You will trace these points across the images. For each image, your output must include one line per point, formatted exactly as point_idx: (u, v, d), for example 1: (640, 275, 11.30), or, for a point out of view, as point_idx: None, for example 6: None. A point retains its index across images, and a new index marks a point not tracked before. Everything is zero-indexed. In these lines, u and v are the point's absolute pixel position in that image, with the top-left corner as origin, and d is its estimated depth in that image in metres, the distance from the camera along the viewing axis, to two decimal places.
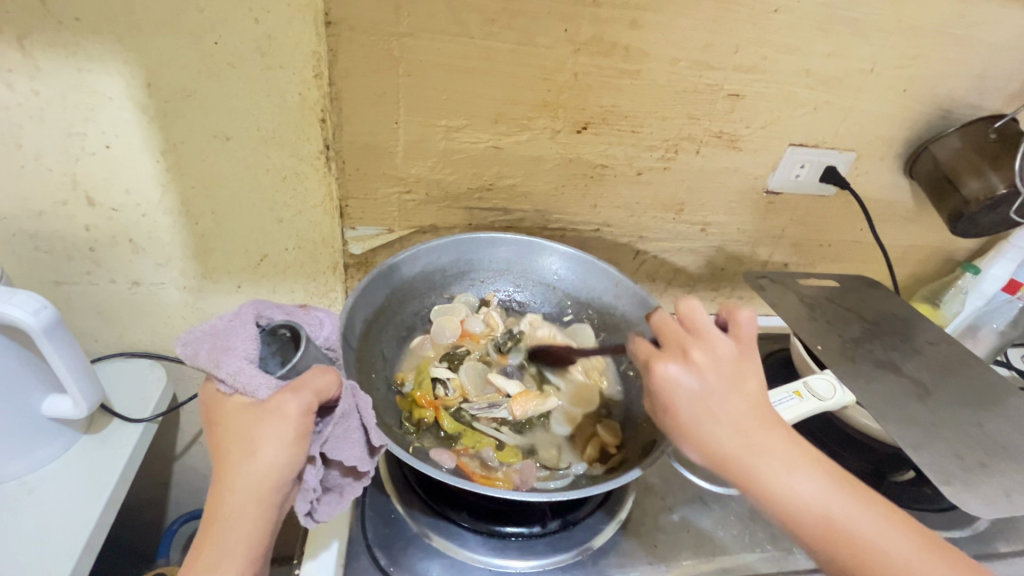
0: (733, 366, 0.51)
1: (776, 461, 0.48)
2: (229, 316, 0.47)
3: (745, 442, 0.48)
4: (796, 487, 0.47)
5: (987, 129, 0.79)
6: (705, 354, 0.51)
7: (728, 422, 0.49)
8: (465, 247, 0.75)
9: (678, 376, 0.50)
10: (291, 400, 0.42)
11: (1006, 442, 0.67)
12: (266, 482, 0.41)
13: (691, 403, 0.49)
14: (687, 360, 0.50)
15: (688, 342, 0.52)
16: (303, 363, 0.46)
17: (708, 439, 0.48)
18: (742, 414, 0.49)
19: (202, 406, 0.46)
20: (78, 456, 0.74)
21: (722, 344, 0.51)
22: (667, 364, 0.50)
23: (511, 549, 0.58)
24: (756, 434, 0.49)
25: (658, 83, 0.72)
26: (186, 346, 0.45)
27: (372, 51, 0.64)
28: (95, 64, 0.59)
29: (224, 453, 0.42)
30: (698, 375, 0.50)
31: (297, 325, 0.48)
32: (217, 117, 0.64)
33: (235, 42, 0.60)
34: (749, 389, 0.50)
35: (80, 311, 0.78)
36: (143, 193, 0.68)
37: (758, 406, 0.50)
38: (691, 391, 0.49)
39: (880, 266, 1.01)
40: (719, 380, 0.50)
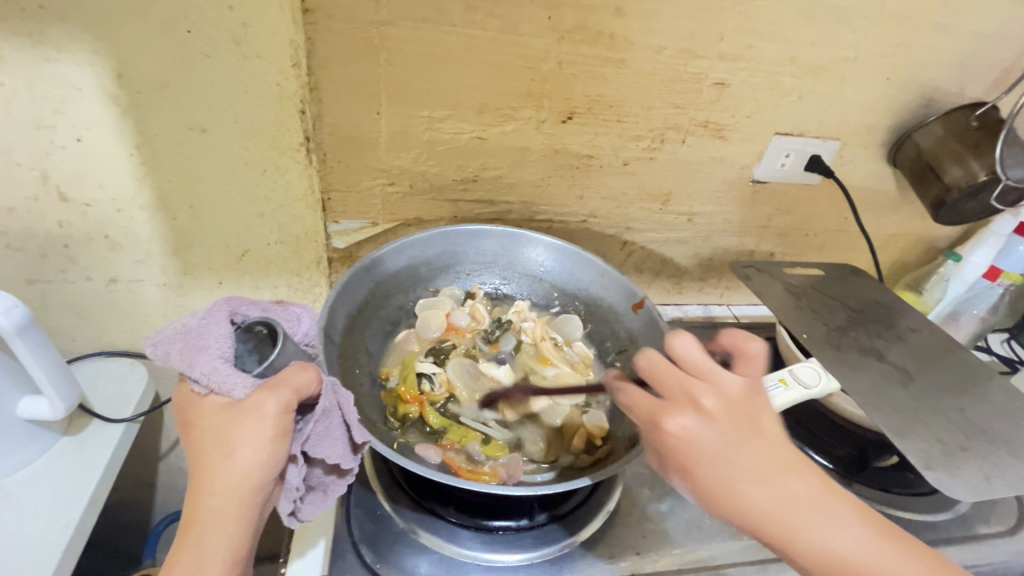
0: (749, 407, 0.48)
1: (816, 517, 0.44)
2: (201, 313, 0.46)
3: (779, 497, 0.45)
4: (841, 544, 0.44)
5: (969, 117, 0.80)
6: (715, 398, 0.48)
7: (755, 476, 0.45)
8: (450, 240, 0.74)
9: (692, 428, 0.47)
10: (269, 398, 0.41)
11: (986, 426, 0.68)
12: (245, 483, 0.41)
13: (716, 458, 0.46)
14: (698, 408, 0.48)
15: (694, 387, 0.49)
16: (280, 361, 0.46)
17: (739, 498, 0.45)
18: (769, 461, 0.46)
19: (179, 407, 0.45)
20: (56, 458, 0.72)
21: (729, 383, 0.49)
22: (679, 417, 0.48)
23: (499, 543, 0.58)
24: (784, 483, 0.45)
25: (643, 72, 0.71)
26: (157, 346, 0.44)
27: (351, 40, 0.63)
28: (62, 54, 0.57)
29: (201, 455, 0.41)
30: (716, 424, 0.47)
31: (274, 321, 0.48)
32: (192, 109, 0.62)
33: (208, 30, 0.58)
34: (771, 431, 0.47)
35: (56, 310, 0.76)
36: (118, 188, 0.67)
37: (784, 451, 0.47)
38: (712, 444, 0.46)
39: (863, 255, 1.02)
40: (735, 426, 0.47)
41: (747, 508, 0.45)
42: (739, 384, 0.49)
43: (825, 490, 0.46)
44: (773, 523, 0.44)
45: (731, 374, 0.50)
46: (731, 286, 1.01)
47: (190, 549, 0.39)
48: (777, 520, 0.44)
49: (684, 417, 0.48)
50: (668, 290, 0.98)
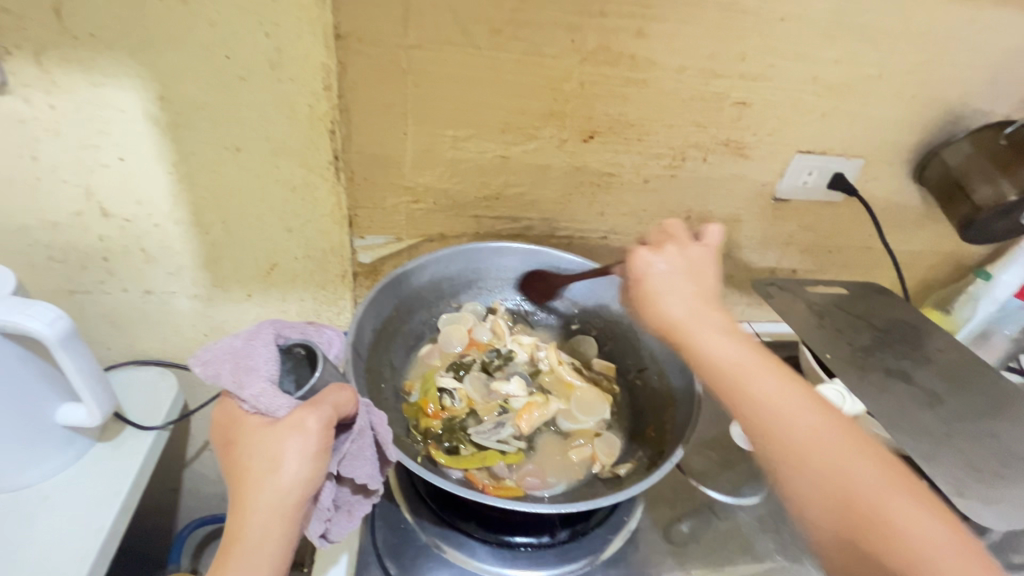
0: (695, 265, 0.60)
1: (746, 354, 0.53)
2: (246, 334, 0.48)
3: (694, 316, 0.56)
4: (742, 364, 0.52)
5: (997, 136, 0.79)
6: (686, 256, 0.60)
7: (682, 297, 0.57)
8: (473, 256, 0.75)
9: (656, 264, 0.60)
10: (311, 415, 0.42)
11: (1020, 452, 0.66)
12: (288, 499, 0.41)
13: (665, 285, 0.58)
14: (665, 253, 0.60)
15: (676, 244, 0.61)
16: (321, 383, 0.47)
17: (665, 309, 0.57)
18: (706, 310, 0.56)
19: (220, 425, 0.46)
20: (91, 464, 0.75)
21: (695, 249, 0.61)
22: (652, 254, 0.60)
23: (520, 560, 0.58)
24: (706, 316, 0.56)
25: (665, 92, 0.72)
26: (205, 366, 0.46)
27: (381, 63, 0.65)
28: (109, 79, 0.60)
29: (244, 472, 0.42)
30: (668, 260, 0.60)
31: (313, 345, 0.49)
32: (228, 130, 0.65)
33: (246, 56, 0.61)
34: (707, 284, 0.59)
35: (93, 320, 0.80)
36: (155, 204, 0.69)
37: (713, 298, 0.58)
38: (656, 270, 0.59)
39: (889, 272, 1.00)
40: (683, 271, 0.59)
41: (657, 310, 0.57)
42: (704, 255, 0.61)
43: (755, 347, 0.54)
44: (681, 329, 0.55)
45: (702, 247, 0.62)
46: (752, 303, 1.00)
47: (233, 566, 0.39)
48: (686, 328, 0.55)
49: (660, 260, 0.60)
50: None
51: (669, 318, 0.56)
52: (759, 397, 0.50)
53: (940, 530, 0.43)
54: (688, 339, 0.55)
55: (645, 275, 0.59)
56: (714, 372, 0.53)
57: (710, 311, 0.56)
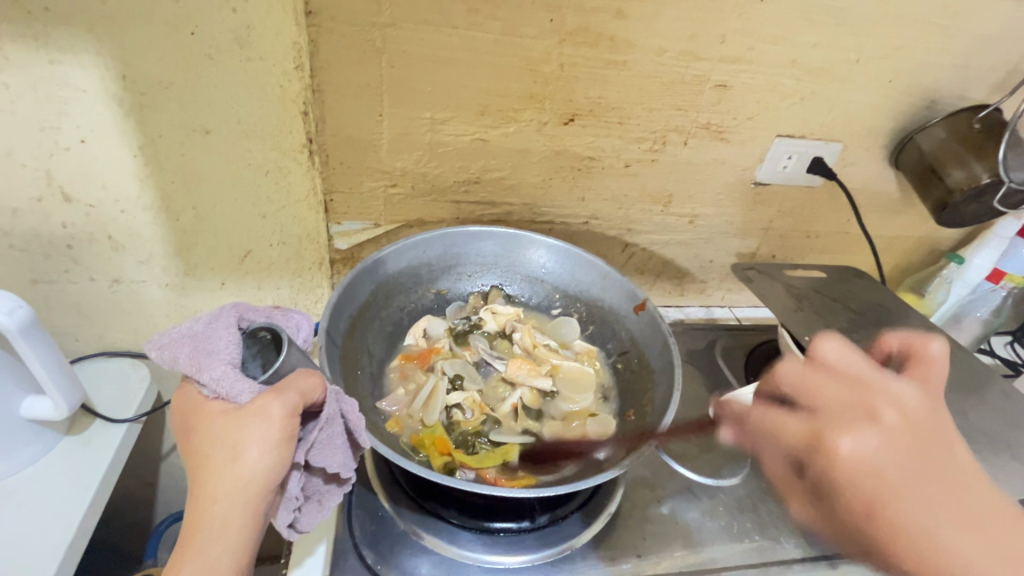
0: (923, 424, 0.45)
1: (993, 546, 0.41)
2: (206, 318, 0.46)
3: (957, 524, 0.42)
4: None
5: (970, 120, 0.80)
6: (899, 416, 0.44)
7: (929, 500, 0.42)
8: (452, 241, 0.74)
9: (859, 447, 0.43)
10: (275, 402, 0.41)
11: (989, 429, 0.67)
12: (251, 488, 0.40)
13: (900, 481, 0.42)
14: (873, 425, 0.44)
15: (875, 401, 0.45)
16: (285, 367, 0.46)
17: (908, 524, 0.42)
18: (947, 505, 0.42)
19: (182, 411, 0.44)
20: (58, 458, 0.72)
21: (904, 392, 0.46)
22: (849, 434, 0.44)
23: (499, 545, 0.58)
24: (965, 523, 0.42)
25: (645, 74, 0.71)
26: (161, 351, 0.44)
27: (354, 42, 0.63)
28: (66, 56, 0.57)
29: (205, 459, 0.41)
30: (885, 443, 0.43)
31: (277, 327, 0.48)
32: (195, 111, 0.63)
33: (212, 33, 0.58)
34: (950, 451, 0.44)
35: (59, 310, 0.77)
36: (121, 188, 0.67)
37: (950, 475, 0.44)
38: (882, 465, 0.43)
39: (866, 257, 1.02)
40: (912, 445, 0.43)
41: (914, 527, 0.42)
42: (920, 398, 0.46)
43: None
44: (932, 551, 0.41)
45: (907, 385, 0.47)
46: (733, 288, 1.00)
47: (191, 558, 0.38)
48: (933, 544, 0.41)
49: (853, 437, 0.44)
50: (669, 292, 0.98)
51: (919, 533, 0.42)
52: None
53: None
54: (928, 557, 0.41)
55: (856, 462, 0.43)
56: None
57: (938, 499, 0.42)
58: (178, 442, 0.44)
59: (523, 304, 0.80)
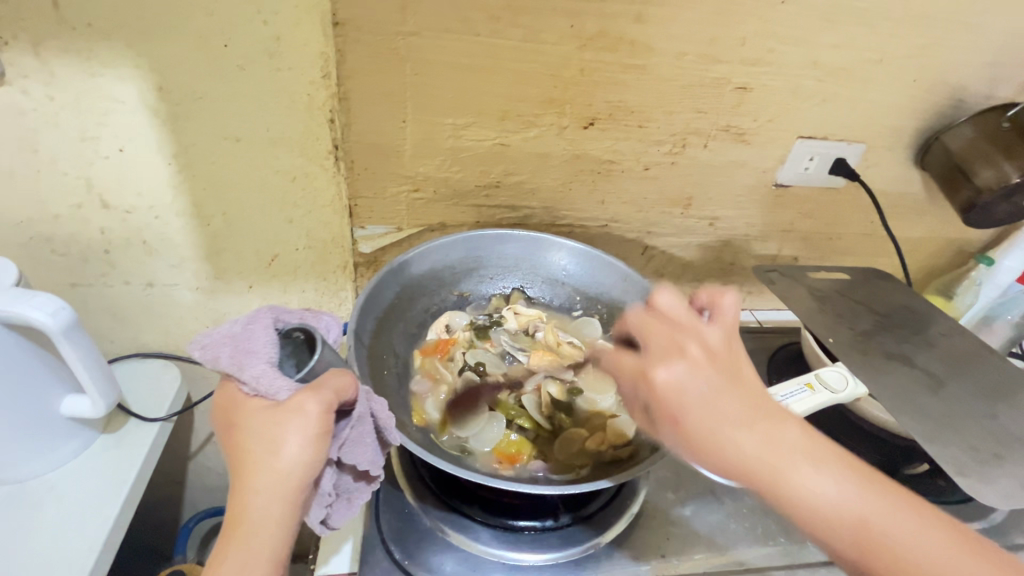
0: (726, 359, 0.47)
1: (800, 457, 0.43)
2: (244, 319, 0.47)
3: (765, 443, 0.43)
4: (832, 495, 0.42)
5: (999, 119, 0.79)
6: (702, 351, 0.47)
7: (742, 423, 0.44)
8: (475, 243, 0.75)
9: (678, 376, 0.45)
10: (311, 399, 0.42)
11: (1021, 433, 0.66)
12: (289, 483, 0.41)
13: (711, 407, 0.44)
14: (684, 359, 0.46)
15: (681, 338, 0.48)
16: (320, 367, 0.48)
17: (727, 444, 0.43)
18: (764, 421, 0.44)
19: (221, 408, 0.46)
20: (95, 456, 0.75)
21: (711, 334, 0.49)
22: (666, 366, 0.46)
23: (524, 543, 0.58)
24: (777, 438, 0.44)
25: (664, 78, 0.72)
26: (204, 350, 0.46)
27: (379, 50, 0.65)
28: (107, 69, 0.60)
29: (244, 455, 0.42)
30: (698, 374, 0.45)
31: (311, 328, 0.50)
32: (227, 119, 0.65)
33: (245, 45, 0.60)
34: (750, 380, 0.47)
35: (96, 312, 0.80)
36: (155, 195, 0.69)
37: (763, 400, 0.46)
38: (696, 393, 0.45)
39: (890, 259, 1.00)
40: (717, 376, 0.46)
41: (734, 449, 0.43)
42: (724, 337, 0.49)
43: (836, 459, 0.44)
44: (759, 467, 0.43)
45: (715, 329, 0.50)
46: (754, 290, 1.00)
47: (231, 551, 0.39)
48: (769, 462, 0.43)
49: (672, 367, 0.46)
50: (689, 295, 0.98)
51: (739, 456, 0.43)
52: (865, 527, 0.41)
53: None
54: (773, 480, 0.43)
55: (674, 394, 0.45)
56: (821, 521, 0.42)
57: (748, 414, 0.44)
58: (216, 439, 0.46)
59: (545, 306, 0.80)
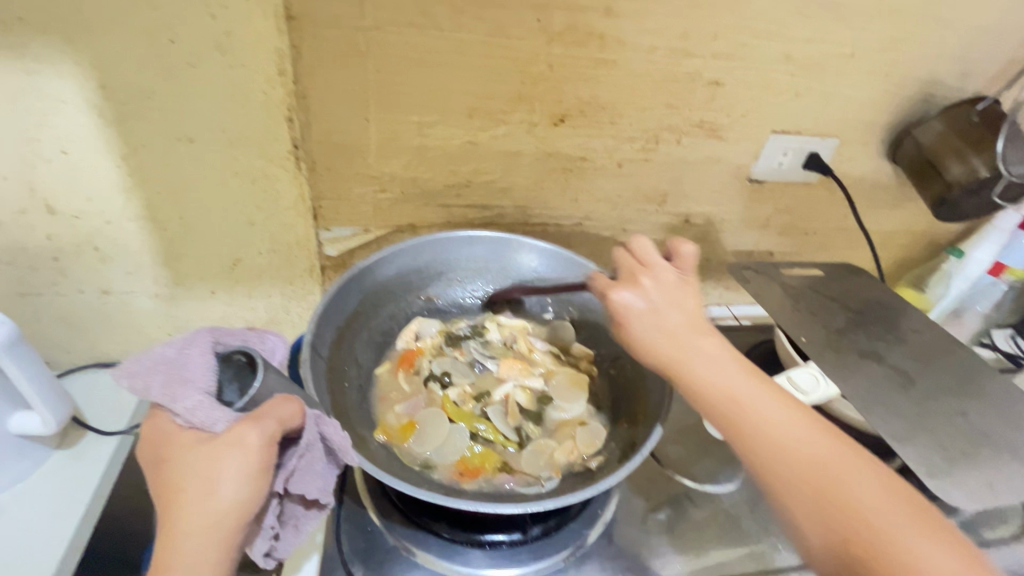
0: (677, 293, 0.58)
1: (718, 367, 0.53)
2: (178, 342, 0.45)
3: (684, 352, 0.54)
4: (730, 390, 0.52)
5: (970, 112, 0.78)
6: (655, 284, 0.58)
7: (671, 333, 0.55)
8: (441, 247, 0.73)
9: (634, 300, 0.57)
10: (252, 430, 0.41)
11: (988, 429, 0.67)
12: (226, 521, 0.40)
13: (650, 320, 0.56)
14: (641, 287, 0.58)
15: (640, 271, 0.59)
16: (262, 394, 0.46)
17: (650, 345, 0.55)
18: (696, 340, 0.55)
19: (151, 441, 0.43)
20: (50, 472, 0.72)
21: (666, 273, 0.59)
22: (625, 290, 0.58)
23: (492, 558, 0.57)
24: (700, 350, 0.54)
25: (636, 73, 0.70)
26: (132, 379, 0.43)
27: (338, 45, 0.62)
28: (44, 67, 0.56)
29: (178, 493, 0.40)
30: (646, 296, 0.57)
31: (253, 350, 0.47)
32: (178, 120, 0.61)
33: (193, 41, 0.57)
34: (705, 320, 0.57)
35: (48, 322, 0.76)
36: (105, 199, 0.66)
37: (700, 325, 0.56)
38: (640, 309, 0.57)
39: (864, 253, 1.01)
40: (662, 299, 0.57)
41: (652, 348, 0.55)
42: (680, 276, 0.59)
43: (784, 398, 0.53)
44: (675, 365, 0.54)
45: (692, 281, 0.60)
46: (731, 285, 0.99)
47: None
48: (683, 366, 0.54)
49: (630, 293, 0.57)
50: None
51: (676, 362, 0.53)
52: (762, 429, 0.50)
53: (870, 490, 0.47)
54: (701, 383, 0.52)
55: (627, 311, 0.57)
56: (711, 407, 0.52)
57: (679, 331, 0.55)
58: (146, 473, 0.43)
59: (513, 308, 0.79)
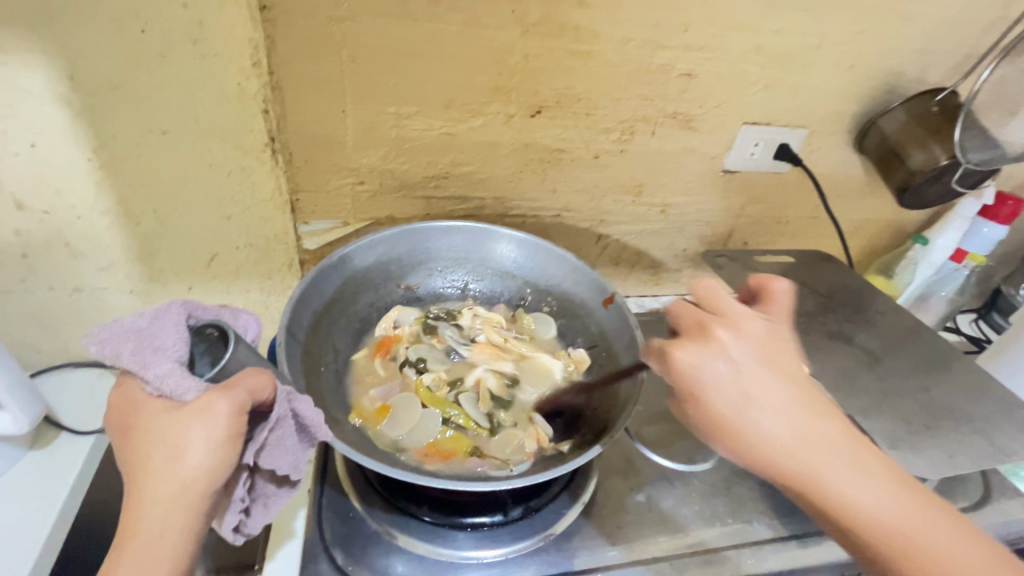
0: (764, 346, 0.48)
1: (822, 462, 0.45)
2: (151, 313, 0.45)
3: (795, 435, 0.45)
4: (861, 497, 0.44)
5: (930, 102, 0.82)
6: (737, 334, 0.48)
7: (768, 408, 0.46)
8: (418, 236, 0.73)
9: (725, 365, 0.47)
10: (222, 399, 0.41)
11: (950, 404, 0.70)
12: (193, 487, 0.40)
13: (735, 396, 0.46)
14: (718, 345, 0.48)
15: (708, 318, 0.50)
16: (233, 366, 0.46)
17: (752, 428, 0.46)
18: (788, 418, 0.46)
19: (119, 408, 0.43)
20: (22, 475, 0.70)
21: (750, 323, 0.49)
22: (694, 352, 0.48)
23: (473, 540, 0.58)
24: (813, 434, 0.45)
25: (611, 64, 0.71)
26: (102, 345, 0.42)
27: (312, 36, 0.62)
28: (10, 57, 0.55)
29: (145, 459, 0.40)
30: (745, 356, 0.47)
31: (225, 324, 0.47)
32: (150, 111, 0.61)
33: (164, 31, 0.56)
34: (796, 371, 0.48)
35: (18, 321, 0.74)
36: (77, 194, 0.65)
37: (809, 399, 0.47)
38: (716, 371, 0.47)
39: (835, 242, 1.04)
40: (755, 357, 0.48)
41: (755, 433, 0.46)
42: (761, 328, 0.49)
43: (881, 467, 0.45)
44: (795, 460, 0.45)
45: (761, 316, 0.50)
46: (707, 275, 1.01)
47: (124, 563, 0.38)
48: (796, 453, 0.45)
49: (718, 358, 0.48)
50: (645, 282, 0.99)
51: (765, 441, 0.45)
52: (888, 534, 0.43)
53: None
54: (791, 458, 0.45)
55: (698, 376, 0.48)
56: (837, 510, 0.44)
57: (781, 407, 0.46)
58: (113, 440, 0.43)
59: (493, 298, 0.79)
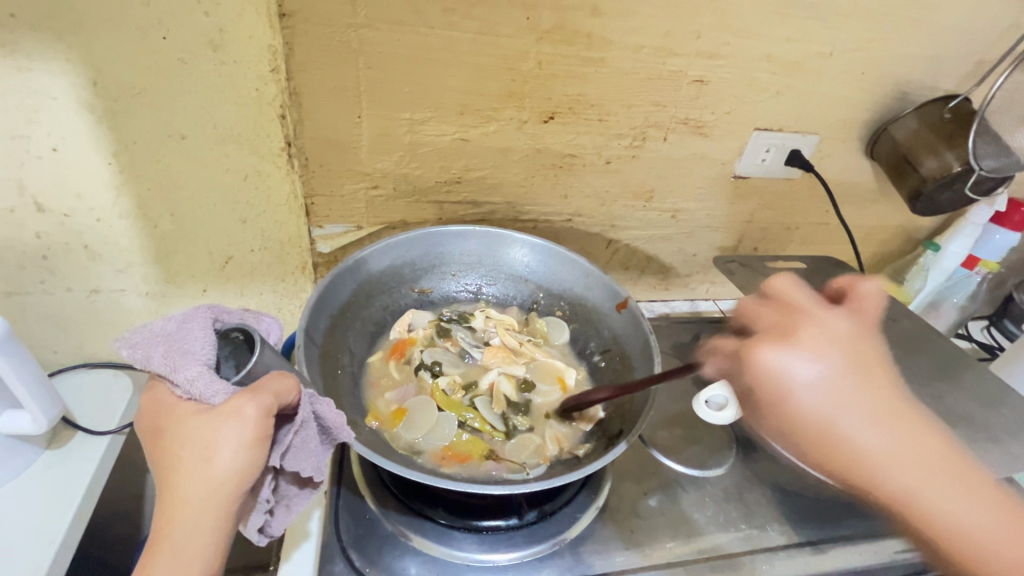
0: (852, 353, 0.50)
1: (894, 461, 0.48)
2: (179, 317, 0.45)
3: (877, 434, 0.48)
4: (905, 479, 0.48)
5: (942, 109, 0.82)
6: (818, 334, 0.50)
7: (856, 413, 0.48)
8: (433, 240, 0.74)
9: (812, 372, 0.48)
10: (249, 402, 0.41)
11: (962, 411, 0.70)
12: (223, 488, 0.41)
13: (819, 400, 0.48)
14: (802, 348, 0.49)
15: (798, 322, 0.51)
16: (258, 370, 0.46)
17: (838, 429, 0.48)
18: (871, 422, 0.48)
19: (151, 411, 0.44)
20: (39, 473, 0.71)
21: (834, 323, 0.51)
22: (778, 350, 0.49)
23: (489, 543, 0.58)
24: (889, 437, 0.48)
25: (624, 71, 0.72)
26: (132, 349, 0.42)
27: (329, 43, 0.63)
28: (35, 63, 0.56)
29: (176, 461, 0.41)
30: (820, 361, 0.48)
31: (251, 328, 0.48)
32: (170, 116, 0.62)
33: (185, 37, 0.57)
34: (881, 385, 0.49)
35: (35, 321, 0.75)
36: (97, 197, 0.66)
37: (890, 406, 0.49)
38: (803, 375, 0.48)
39: (846, 248, 1.03)
40: (841, 361, 0.49)
41: (839, 433, 0.48)
42: (843, 329, 0.51)
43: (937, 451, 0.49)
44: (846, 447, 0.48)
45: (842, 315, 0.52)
46: (716, 280, 1.01)
47: (159, 562, 0.39)
48: (861, 451, 0.48)
49: (806, 364, 0.48)
50: (654, 286, 0.99)
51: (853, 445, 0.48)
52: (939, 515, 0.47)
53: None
54: (825, 436, 0.48)
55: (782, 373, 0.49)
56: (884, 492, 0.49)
57: (873, 413, 0.48)
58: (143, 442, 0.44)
59: (505, 302, 0.80)
